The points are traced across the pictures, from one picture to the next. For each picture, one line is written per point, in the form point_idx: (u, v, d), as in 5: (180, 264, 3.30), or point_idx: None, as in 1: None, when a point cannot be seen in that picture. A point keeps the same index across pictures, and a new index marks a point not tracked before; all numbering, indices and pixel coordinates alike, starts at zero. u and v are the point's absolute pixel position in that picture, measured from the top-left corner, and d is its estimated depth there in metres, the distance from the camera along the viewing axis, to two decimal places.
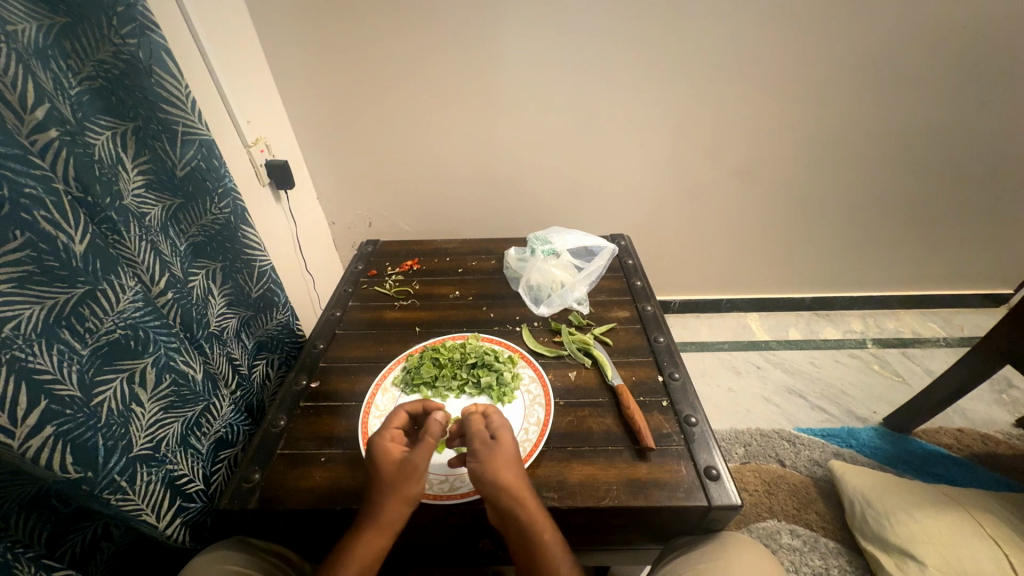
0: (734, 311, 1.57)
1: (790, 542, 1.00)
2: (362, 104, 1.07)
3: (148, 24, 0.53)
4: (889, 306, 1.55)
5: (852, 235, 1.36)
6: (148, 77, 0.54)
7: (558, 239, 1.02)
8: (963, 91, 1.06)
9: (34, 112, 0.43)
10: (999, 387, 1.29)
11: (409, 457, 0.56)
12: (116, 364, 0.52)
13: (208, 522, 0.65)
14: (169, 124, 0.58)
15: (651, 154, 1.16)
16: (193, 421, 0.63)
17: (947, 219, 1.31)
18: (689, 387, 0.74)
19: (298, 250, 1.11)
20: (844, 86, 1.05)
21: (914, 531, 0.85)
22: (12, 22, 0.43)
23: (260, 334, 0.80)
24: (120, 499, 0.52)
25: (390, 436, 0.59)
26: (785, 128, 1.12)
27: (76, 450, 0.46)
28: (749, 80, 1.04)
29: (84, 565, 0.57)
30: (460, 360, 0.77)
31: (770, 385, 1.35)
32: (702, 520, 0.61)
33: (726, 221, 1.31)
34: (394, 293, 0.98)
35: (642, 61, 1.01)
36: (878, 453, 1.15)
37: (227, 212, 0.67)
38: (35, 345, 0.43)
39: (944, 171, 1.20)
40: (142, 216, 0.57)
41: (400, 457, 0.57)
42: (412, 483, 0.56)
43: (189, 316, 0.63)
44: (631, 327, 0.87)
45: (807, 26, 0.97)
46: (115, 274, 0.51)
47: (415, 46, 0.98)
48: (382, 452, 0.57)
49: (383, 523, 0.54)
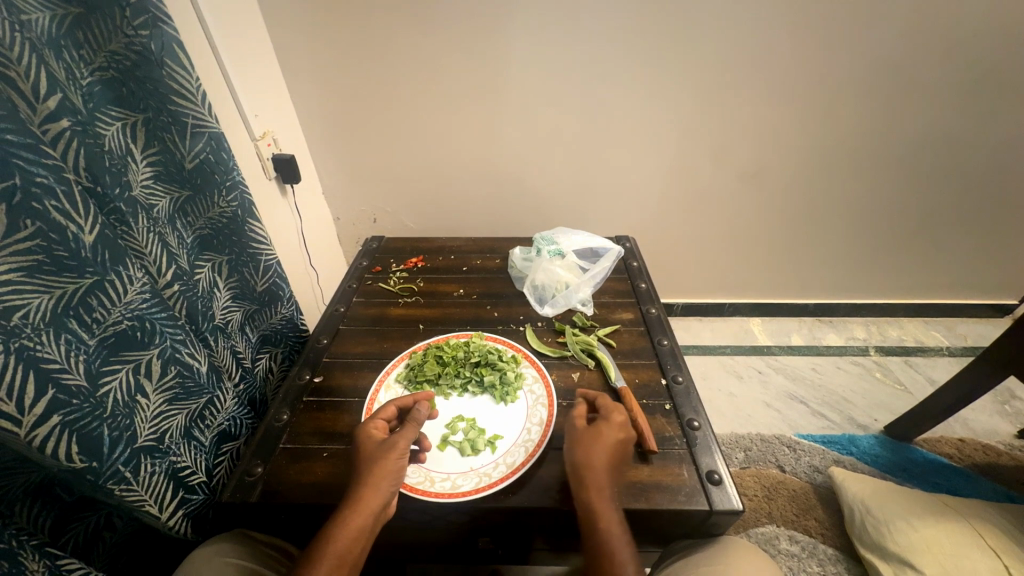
0: (737, 315, 1.57)
1: (788, 547, 1.00)
2: (370, 101, 1.07)
3: (161, 16, 0.53)
4: (893, 314, 1.54)
5: (858, 242, 1.35)
6: (160, 69, 0.54)
7: (563, 240, 1.02)
8: (974, 99, 1.05)
9: (47, 102, 0.43)
10: (1001, 398, 1.29)
11: (391, 438, 0.59)
12: (121, 355, 0.52)
13: (210, 514, 0.65)
14: (179, 116, 0.58)
15: (658, 156, 1.16)
16: (196, 413, 0.63)
17: (952, 228, 1.31)
18: (692, 391, 0.74)
19: (303, 246, 1.12)
20: (854, 92, 1.05)
21: (913, 540, 0.85)
22: (24, 11, 0.43)
23: (264, 329, 0.80)
24: (125, 490, 0.52)
25: (377, 424, 0.62)
26: (793, 133, 1.12)
27: (81, 440, 0.46)
28: (758, 84, 1.04)
29: (85, 554, 0.57)
30: (463, 359, 0.78)
31: (771, 390, 1.34)
32: (703, 524, 0.61)
33: (732, 225, 1.31)
34: (398, 290, 0.98)
35: (651, 63, 1.01)
36: (878, 461, 1.15)
37: (235, 206, 0.67)
38: (43, 334, 0.43)
39: (952, 180, 1.20)
40: (150, 208, 0.57)
41: (384, 441, 0.59)
42: (393, 461, 0.57)
43: (195, 308, 0.63)
44: (635, 329, 0.87)
45: (818, 32, 0.97)
46: (123, 266, 0.51)
47: (424, 44, 0.98)
48: (367, 435, 0.60)
49: (362, 503, 0.54)
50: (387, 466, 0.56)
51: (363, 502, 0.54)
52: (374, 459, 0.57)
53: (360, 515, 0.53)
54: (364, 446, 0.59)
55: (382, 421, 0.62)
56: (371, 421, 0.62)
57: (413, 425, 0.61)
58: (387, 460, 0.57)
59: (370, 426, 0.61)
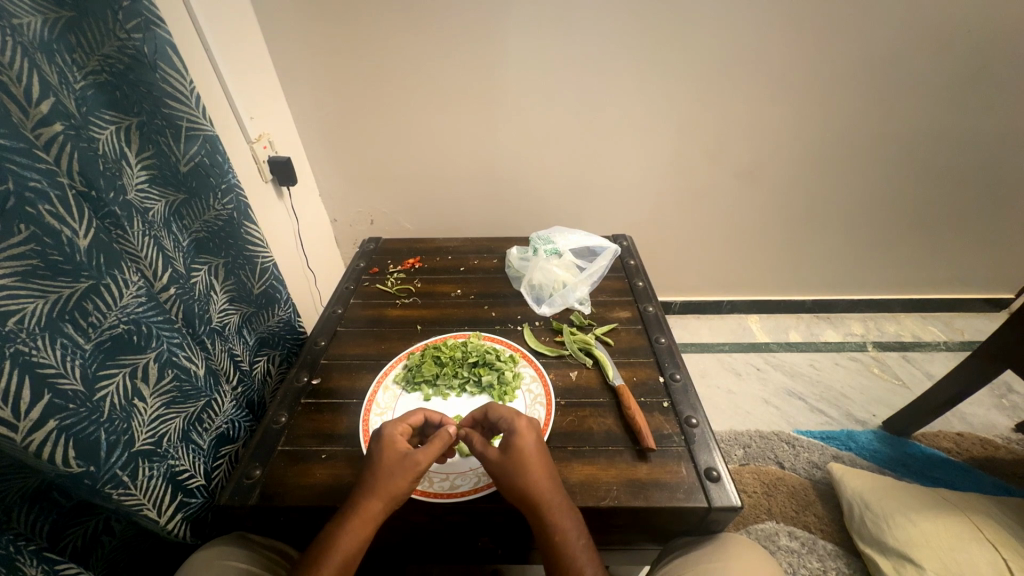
0: (735, 313, 1.57)
1: (788, 543, 1.00)
2: (366, 102, 1.07)
3: (154, 19, 0.53)
4: (890, 310, 1.55)
5: (854, 238, 1.35)
6: (153, 72, 0.54)
7: (560, 239, 1.02)
8: (967, 95, 1.06)
9: (39, 106, 0.43)
10: (999, 392, 1.29)
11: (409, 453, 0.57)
12: (118, 359, 0.52)
13: (209, 517, 0.65)
14: (174, 119, 0.58)
15: (654, 155, 1.16)
16: (195, 417, 0.63)
17: (947, 223, 1.31)
18: (690, 388, 0.74)
19: (300, 248, 1.11)
20: (848, 89, 1.05)
21: (912, 534, 0.85)
22: (17, 15, 0.43)
23: (261, 331, 0.80)
24: (122, 494, 0.52)
25: (401, 431, 0.60)
26: (789, 130, 1.12)
27: (79, 444, 0.46)
28: (753, 82, 1.04)
29: (85, 558, 0.57)
30: (461, 359, 0.78)
31: (770, 387, 1.35)
32: (701, 521, 0.61)
33: (729, 222, 1.31)
34: (396, 291, 0.98)
35: (646, 62, 1.01)
36: (877, 456, 1.15)
37: (231, 209, 0.67)
38: (38, 339, 0.43)
39: (947, 176, 1.20)
40: (145, 212, 0.57)
41: (404, 455, 0.57)
42: (403, 480, 0.56)
43: (191, 312, 0.63)
44: (633, 327, 0.87)
45: (811, 29, 0.97)
46: (119, 269, 0.51)
47: (419, 44, 0.98)
48: (391, 440, 0.58)
49: (366, 511, 0.54)
50: (400, 479, 0.56)
51: (365, 511, 0.54)
52: (387, 469, 0.56)
53: (365, 522, 0.54)
54: (383, 454, 0.57)
55: (405, 426, 0.61)
56: (395, 424, 0.60)
57: (441, 442, 0.58)
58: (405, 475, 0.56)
59: (393, 429, 0.60)
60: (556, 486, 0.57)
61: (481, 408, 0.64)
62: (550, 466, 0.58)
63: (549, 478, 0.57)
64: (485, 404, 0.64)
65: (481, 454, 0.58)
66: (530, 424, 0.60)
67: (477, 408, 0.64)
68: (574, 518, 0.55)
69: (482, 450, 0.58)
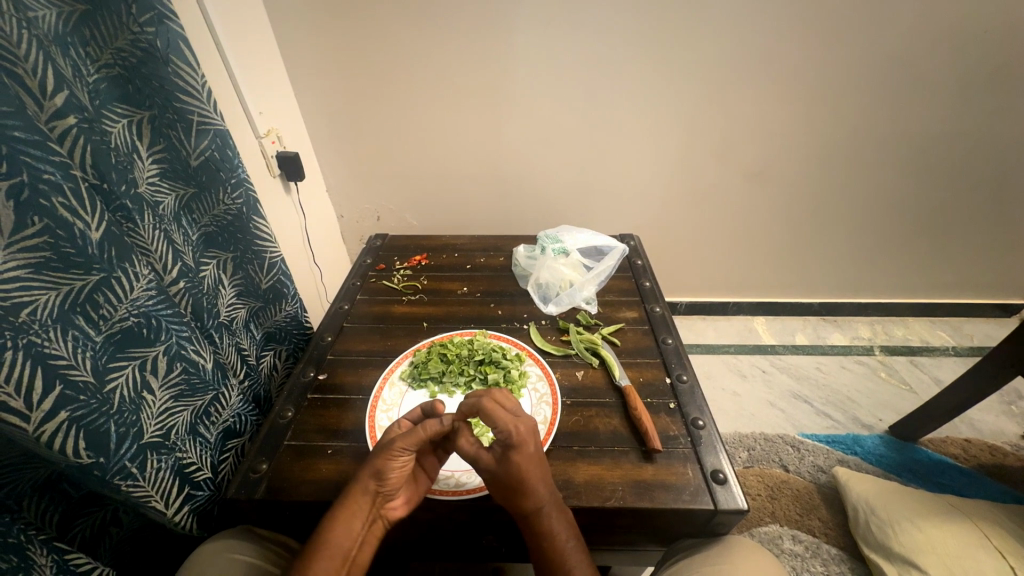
0: (741, 314, 1.56)
1: (791, 547, 0.99)
2: (374, 99, 1.07)
3: (166, 13, 0.53)
4: (899, 314, 1.53)
5: (864, 240, 1.34)
6: (165, 66, 0.54)
7: (567, 238, 1.02)
8: (981, 96, 1.04)
9: (54, 99, 0.43)
10: (1008, 399, 1.28)
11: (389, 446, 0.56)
12: (129, 352, 0.53)
13: (215, 511, 0.65)
14: (184, 113, 0.58)
15: (662, 154, 1.16)
16: (202, 410, 0.64)
17: (959, 226, 1.30)
18: (696, 390, 0.74)
19: (307, 243, 1.12)
20: (862, 90, 1.04)
21: (917, 539, 0.85)
22: (31, 8, 0.43)
23: (268, 326, 0.80)
24: (131, 486, 0.52)
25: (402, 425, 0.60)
26: (800, 131, 1.11)
27: (89, 436, 0.47)
28: (763, 82, 1.03)
29: (93, 549, 0.57)
30: (467, 357, 0.77)
31: (775, 389, 1.34)
32: (707, 522, 0.61)
33: (736, 223, 1.30)
34: (403, 288, 0.98)
35: (657, 61, 1.00)
36: (883, 460, 1.14)
37: (240, 203, 0.67)
38: (50, 331, 0.44)
39: (958, 180, 1.19)
40: (155, 205, 0.57)
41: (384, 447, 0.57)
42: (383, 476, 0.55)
43: (200, 305, 0.63)
44: (640, 328, 0.87)
45: (825, 29, 0.96)
46: (129, 263, 0.51)
47: (431, 40, 0.98)
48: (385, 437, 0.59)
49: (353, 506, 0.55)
50: (383, 471, 0.55)
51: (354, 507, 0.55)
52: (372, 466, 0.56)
53: (354, 520, 0.54)
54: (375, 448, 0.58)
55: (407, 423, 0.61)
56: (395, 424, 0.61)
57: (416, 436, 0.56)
58: (386, 467, 0.55)
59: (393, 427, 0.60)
60: (551, 490, 0.57)
61: (472, 402, 0.57)
62: (544, 471, 0.58)
63: (545, 480, 0.57)
64: (475, 402, 0.57)
65: (475, 458, 0.56)
66: (527, 427, 0.58)
67: (469, 401, 0.57)
68: (567, 519, 0.57)
69: (474, 453, 0.57)
